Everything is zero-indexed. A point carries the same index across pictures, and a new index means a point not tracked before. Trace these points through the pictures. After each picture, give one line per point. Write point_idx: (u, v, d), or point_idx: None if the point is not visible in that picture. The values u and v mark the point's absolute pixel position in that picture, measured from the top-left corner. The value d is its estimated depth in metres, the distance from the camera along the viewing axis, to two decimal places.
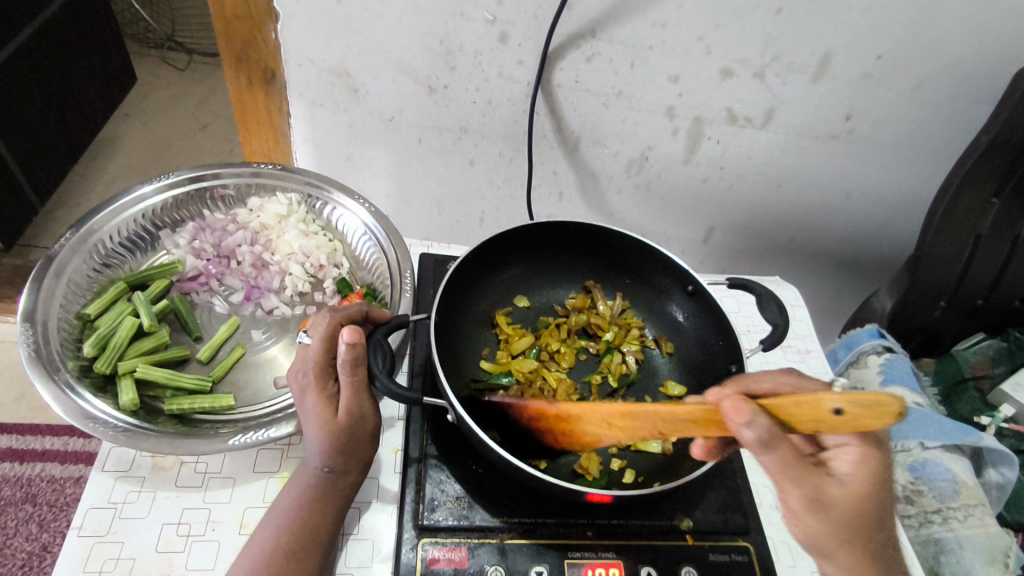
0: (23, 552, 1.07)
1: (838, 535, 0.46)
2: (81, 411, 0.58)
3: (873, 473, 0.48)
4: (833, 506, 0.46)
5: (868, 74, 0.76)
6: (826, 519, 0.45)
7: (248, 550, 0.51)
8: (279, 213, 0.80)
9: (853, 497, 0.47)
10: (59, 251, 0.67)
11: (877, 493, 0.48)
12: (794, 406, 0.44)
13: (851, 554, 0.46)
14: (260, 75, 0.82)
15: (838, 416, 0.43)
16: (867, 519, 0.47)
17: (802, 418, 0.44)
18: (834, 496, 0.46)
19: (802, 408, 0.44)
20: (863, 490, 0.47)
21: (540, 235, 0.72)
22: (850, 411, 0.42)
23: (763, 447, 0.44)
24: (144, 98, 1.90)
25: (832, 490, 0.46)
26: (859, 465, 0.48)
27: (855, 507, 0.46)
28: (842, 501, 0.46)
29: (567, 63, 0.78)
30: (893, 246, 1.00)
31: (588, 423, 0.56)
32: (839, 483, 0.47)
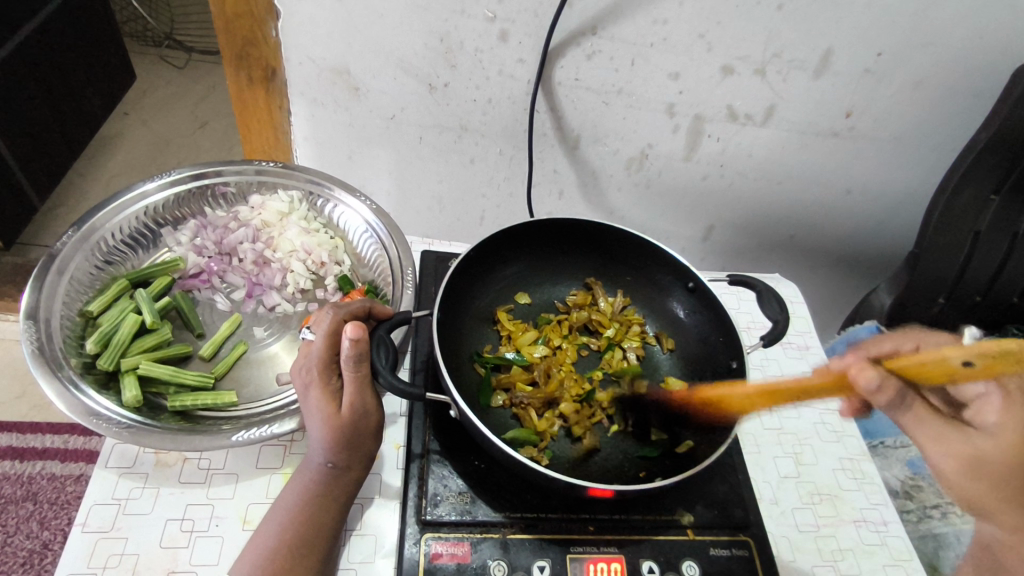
0: (24, 550, 1.07)
1: (996, 490, 0.52)
2: (85, 408, 0.58)
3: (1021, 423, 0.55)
4: (987, 459, 0.53)
5: (867, 71, 0.76)
6: (979, 471, 0.52)
7: (252, 545, 0.51)
8: (280, 210, 0.80)
9: (1002, 450, 0.53)
10: (62, 249, 0.67)
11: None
12: (920, 365, 0.51)
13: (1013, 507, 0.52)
14: (261, 74, 0.82)
15: (969, 368, 0.48)
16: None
17: (936, 375, 0.50)
18: (986, 450, 0.53)
19: (929, 366, 0.50)
20: (1013, 442, 0.53)
21: (540, 232, 0.73)
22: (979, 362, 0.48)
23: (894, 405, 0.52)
24: (144, 97, 1.90)
25: (982, 444, 0.53)
26: (1001, 415, 0.56)
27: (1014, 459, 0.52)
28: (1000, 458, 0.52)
29: (567, 61, 0.78)
30: (892, 242, 1.01)
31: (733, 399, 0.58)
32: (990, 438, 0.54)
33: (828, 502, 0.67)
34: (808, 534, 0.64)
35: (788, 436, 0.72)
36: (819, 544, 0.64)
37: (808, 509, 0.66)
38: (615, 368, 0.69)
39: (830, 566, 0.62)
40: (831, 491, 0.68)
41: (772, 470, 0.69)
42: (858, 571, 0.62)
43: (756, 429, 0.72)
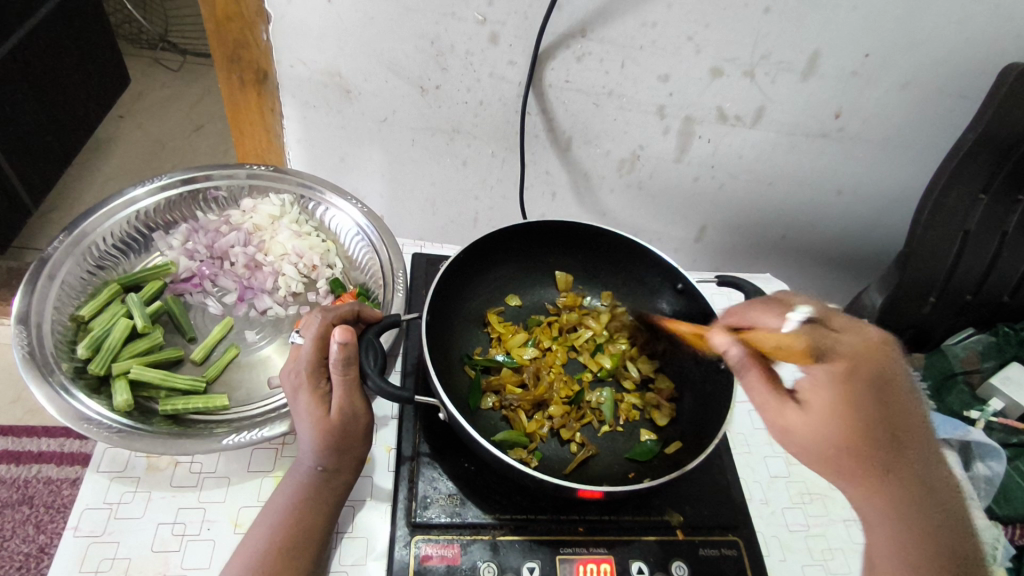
0: (20, 554, 1.07)
1: (814, 457, 0.49)
2: (76, 412, 0.58)
3: (833, 395, 0.49)
4: (797, 432, 0.49)
5: (856, 73, 0.77)
6: (797, 443, 0.49)
7: (242, 549, 0.51)
8: (271, 213, 0.80)
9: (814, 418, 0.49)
10: (53, 254, 0.68)
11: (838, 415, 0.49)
12: (760, 340, 0.54)
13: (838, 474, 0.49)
14: (252, 76, 0.82)
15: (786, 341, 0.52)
16: (845, 441, 0.48)
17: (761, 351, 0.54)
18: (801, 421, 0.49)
19: (768, 342, 0.53)
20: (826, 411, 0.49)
21: (528, 234, 0.73)
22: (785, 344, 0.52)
23: (737, 369, 0.53)
24: (139, 100, 1.90)
25: (793, 418, 0.49)
26: (817, 387, 0.50)
27: (824, 434, 0.48)
28: (808, 430, 0.49)
29: (557, 63, 0.79)
30: (883, 241, 1.01)
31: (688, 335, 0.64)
32: (801, 409, 0.50)
33: (818, 501, 0.67)
34: (799, 534, 0.65)
35: None
36: (810, 544, 0.64)
37: (799, 508, 0.67)
38: (608, 369, 0.69)
39: (820, 565, 0.62)
40: (822, 490, 0.68)
41: (762, 470, 0.69)
42: (848, 570, 0.62)
43: (746, 429, 0.73)
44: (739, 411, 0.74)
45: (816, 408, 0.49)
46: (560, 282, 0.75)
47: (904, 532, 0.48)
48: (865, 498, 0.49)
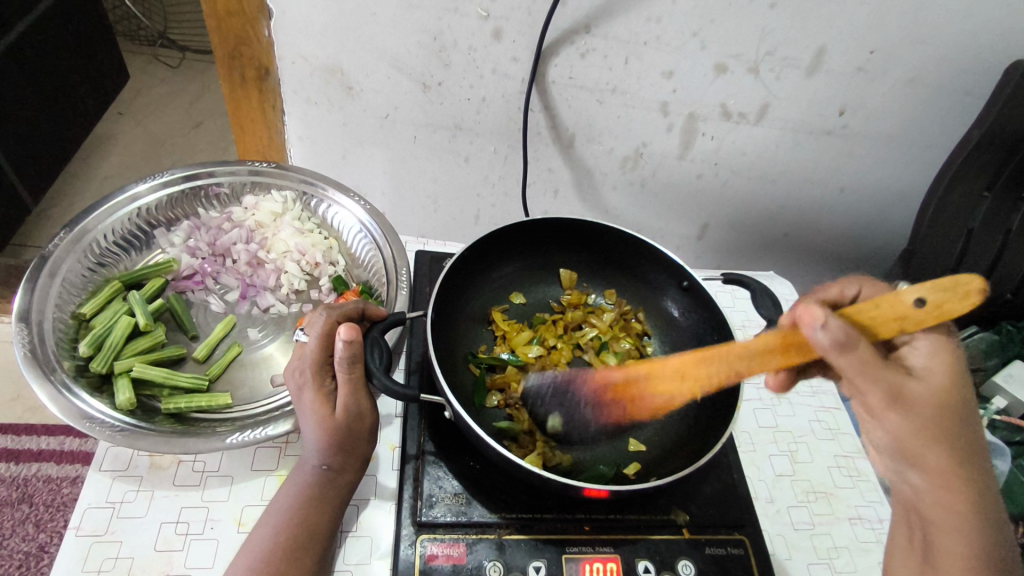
0: (20, 553, 1.07)
1: (925, 433, 0.45)
2: (78, 411, 0.58)
3: (948, 369, 0.47)
4: (916, 404, 0.45)
5: (861, 69, 0.76)
6: (910, 418, 0.45)
7: (247, 549, 0.51)
8: (274, 211, 0.80)
9: (930, 390, 0.46)
10: (53, 251, 0.67)
11: (952, 388, 0.46)
12: (874, 307, 0.45)
13: (940, 456, 0.46)
14: (253, 72, 0.82)
15: (920, 309, 0.43)
16: (952, 417, 0.46)
17: (883, 319, 0.45)
18: (918, 394, 0.45)
19: (884, 307, 0.45)
20: (940, 387, 0.46)
21: (533, 231, 0.72)
22: (933, 298, 0.43)
23: (840, 350, 0.43)
24: (138, 97, 1.89)
25: (912, 388, 0.45)
26: (932, 358, 0.47)
27: (941, 408, 0.45)
28: (923, 402, 0.45)
29: (561, 60, 0.78)
30: (886, 239, 1.01)
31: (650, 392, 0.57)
32: (918, 380, 0.46)
33: (823, 499, 0.67)
34: (803, 532, 0.64)
35: (783, 434, 0.73)
36: (815, 542, 0.64)
37: (804, 507, 0.67)
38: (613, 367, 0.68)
39: (826, 563, 0.62)
40: (827, 489, 0.68)
41: (767, 468, 0.69)
42: (853, 569, 0.62)
43: (751, 427, 0.73)
44: (745, 409, 0.74)
45: (933, 380, 0.47)
46: (565, 279, 0.74)
47: (977, 531, 0.47)
48: (952, 492, 0.47)
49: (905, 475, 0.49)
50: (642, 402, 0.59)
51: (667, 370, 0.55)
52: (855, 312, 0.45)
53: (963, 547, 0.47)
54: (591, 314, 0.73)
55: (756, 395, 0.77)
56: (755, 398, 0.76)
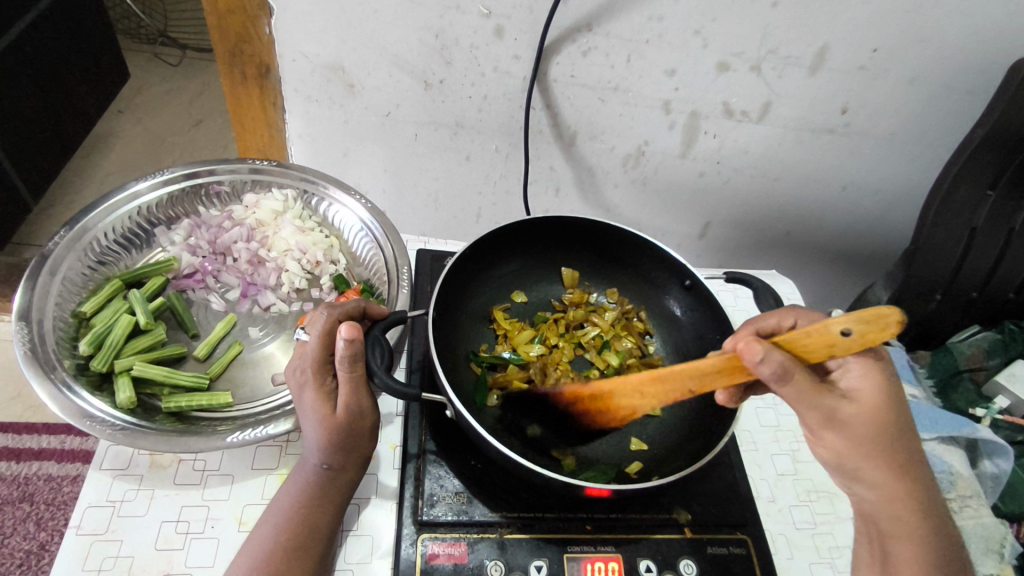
0: (21, 552, 1.06)
1: (861, 450, 0.48)
2: (78, 410, 0.57)
3: (879, 387, 0.49)
4: (850, 425, 0.48)
5: (864, 67, 0.76)
6: (846, 438, 0.48)
7: (247, 548, 0.51)
8: (275, 209, 0.79)
9: (863, 411, 0.48)
10: (54, 250, 0.67)
11: (884, 406, 0.48)
12: (805, 335, 0.45)
13: (877, 471, 0.49)
14: (254, 70, 0.82)
15: (847, 337, 0.44)
16: (885, 435, 0.48)
17: (816, 346, 0.45)
18: (851, 416, 0.48)
19: (814, 335, 0.45)
20: (874, 408, 0.48)
21: (534, 230, 0.72)
22: (858, 329, 0.43)
23: (779, 380, 0.44)
24: (138, 95, 1.89)
25: (846, 410, 0.48)
26: (865, 377, 0.49)
27: (877, 426, 0.48)
28: (859, 423, 0.48)
29: (563, 58, 0.78)
30: (888, 238, 1.01)
31: (623, 398, 0.58)
32: (851, 400, 0.48)
33: (825, 499, 0.67)
34: (806, 532, 0.64)
35: (785, 434, 0.73)
36: (817, 542, 0.64)
37: (806, 506, 0.67)
38: (615, 366, 0.67)
39: (828, 563, 0.62)
40: (829, 488, 0.68)
41: (769, 467, 0.69)
42: None
43: (753, 427, 0.73)
44: (747, 409, 0.74)
45: (866, 401, 0.48)
46: (566, 278, 0.74)
47: (926, 536, 0.50)
48: (894, 501, 0.50)
49: (852, 487, 0.52)
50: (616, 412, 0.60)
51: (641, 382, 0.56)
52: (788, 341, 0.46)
53: (913, 554, 0.49)
54: (593, 313, 0.72)
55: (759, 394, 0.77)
56: (757, 398, 0.76)
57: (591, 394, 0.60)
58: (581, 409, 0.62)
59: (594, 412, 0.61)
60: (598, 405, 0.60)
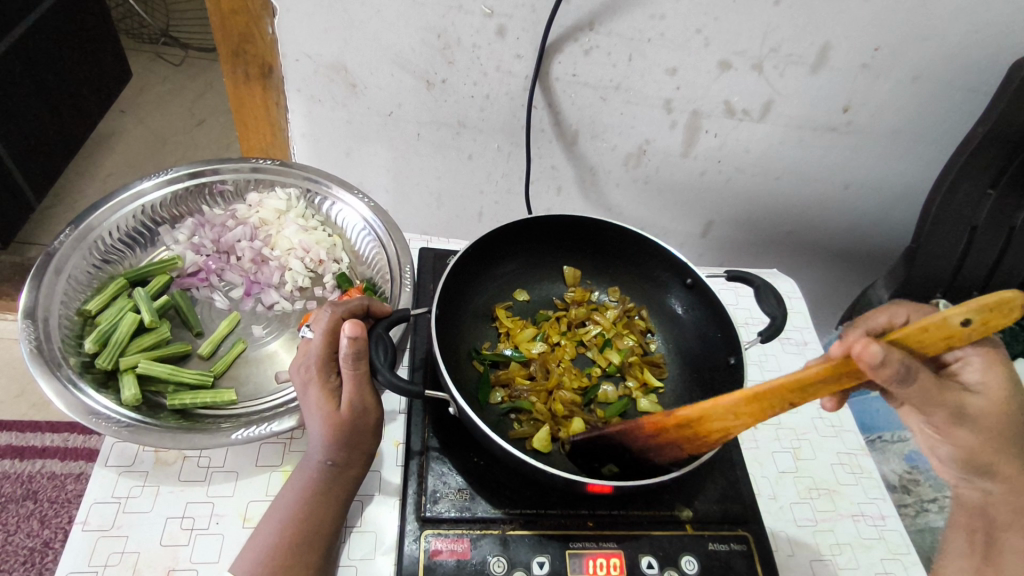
0: (25, 549, 1.07)
1: (989, 445, 0.54)
2: (85, 407, 0.58)
3: (1004, 380, 0.53)
4: (978, 420, 0.52)
5: (865, 66, 0.76)
6: (975, 433, 0.53)
7: (252, 543, 0.52)
8: (278, 208, 0.80)
9: (991, 407, 0.52)
10: (59, 248, 0.67)
11: (1007, 398, 0.53)
12: (922, 330, 0.44)
13: (1010, 464, 0.54)
14: (258, 70, 0.82)
15: (967, 326, 0.43)
16: (1007, 427, 0.53)
17: (932, 338, 0.44)
18: (980, 411, 0.52)
19: (930, 329, 0.44)
20: (1000, 401, 0.53)
21: (538, 228, 0.73)
22: (979, 317, 0.42)
23: (902, 380, 0.44)
24: (141, 94, 1.90)
25: (972, 405, 0.52)
26: (986, 373, 0.53)
27: (1000, 418, 0.53)
28: (984, 417, 0.53)
29: (565, 57, 0.78)
30: (889, 236, 1.01)
31: (716, 420, 0.51)
32: (977, 396, 0.53)
33: (825, 497, 0.70)
34: (806, 529, 0.67)
35: (785, 431, 0.75)
36: (817, 538, 0.66)
37: (806, 504, 0.69)
38: (616, 364, 0.68)
39: (828, 559, 0.65)
40: (828, 486, 0.71)
41: (770, 465, 0.72)
42: (855, 565, 0.65)
43: (754, 424, 0.76)
44: None
45: (993, 396, 0.53)
46: (568, 277, 0.74)
47: None
48: (1017, 494, 0.55)
49: (975, 481, 0.57)
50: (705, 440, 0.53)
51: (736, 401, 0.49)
52: (901, 338, 0.44)
53: None
54: (594, 311, 0.73)
55: None
56: None
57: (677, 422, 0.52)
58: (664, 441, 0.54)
59: (682, 440, 0.53)
60: (684, 433, 0.52)
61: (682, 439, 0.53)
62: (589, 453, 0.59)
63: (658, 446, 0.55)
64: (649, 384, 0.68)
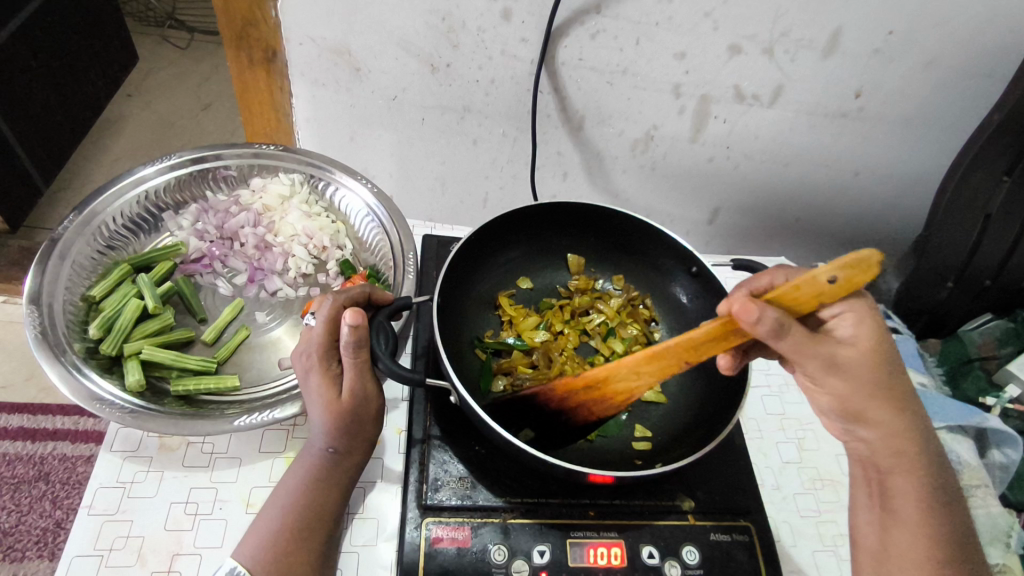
0: (37, 529, 1.09)
1: (864, 390, 0.51)
2: (88, 392, 0.58)
3: (874, 329, 0.51)
4: (850, 368, 0.51)
5: (877, 50, 0.75)
6: (848, 380, 0.51)
7: (255, 528, 0.52)
8: (281, 193, 0.79)
9: (862, 355, 0.51)
10: (63, 234, 0.67)
11: (881, 343, 0.51)
12: (794, 289, 0.47)
13: (880, 408, 0.52)
14: (262, 54, 0.81)
15: (833, 284, 0.46)
16: (884, 370, 0.51)
17: (804, 297, 0.48)
18: (848, 358, 0.50)
19: (802, 288, 0.47)
20: (870, 348, 0.51)
21: (540, 215, 0.72)
22: (843, 275, 0.46)
23: (775, 335, 0.47)
24: (148, 79, 1.89)
25: (844, 355, 0.50)
26: (858, 327, 0.51)
27: (874, 365, 0.51)
28: (858, 365, 0.51)
29: (571, 40, 0.77)
30: (900, 223, 0.99)
31: (620, 380, 0.57)
32: (849, 347, 0.51)
33: (831, 487, 0.70)
34: (810, 519, 0.67)
35: (791, 422, 0.75)
36: (821, 529, 0.66)
37: (811, 494, 0.69)
38: (620, 353, 0.67)
39: (831, 550, 0.65)
40: (833, 476, 0.71)
41: (775, 455, 0.72)
42: None
43: (759, 415, 0.75)
44: (752, 396, 0.77)
45: (864, 345, 0.51)
46: (572, 265, 0.74)
47: (926, 475, 0.52)
48: (900, 438, 0.52)
49: (853, 431, 0.54)
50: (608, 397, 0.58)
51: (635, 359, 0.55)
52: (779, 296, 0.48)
53: (916, 490, 0.52)
54: (598, 300, 0.72)
55: (765, 382, 0.79)
56: (763, 385, 0.78)
57: (585, 385, 0.58)
58: (574, 402, 0.59)
59: (588, 402, 0.58)
60: (593, 394, 0.58)
61: (588, 399, 0.58)
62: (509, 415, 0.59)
63: (569, 411, 0.59)
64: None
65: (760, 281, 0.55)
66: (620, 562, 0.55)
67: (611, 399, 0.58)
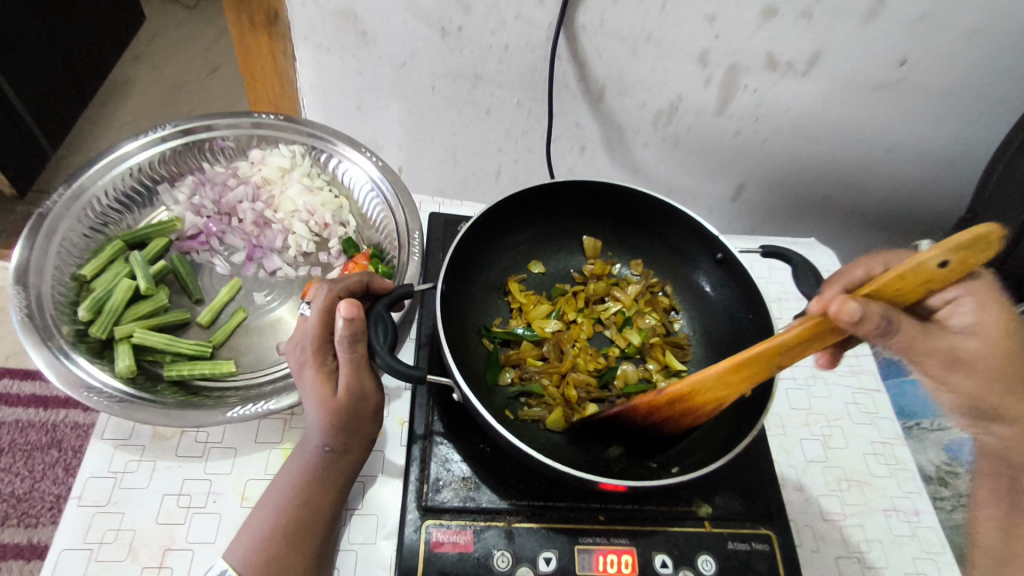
0: (51, 495, 1.09)
1: (992, 386, 0.48)
2: (76, 380, 0.56)
3: (995, 318, 0.48)
4: (974, 362, 0.47)
5: (927, 14, 0.67)
6: (974, 375, 0.48)
7: (247, 528, 0.49)
8: (281, 166, 0.75)
9: (983, 346, 0.48)
10: (49, 210, 0.64)
11: (1008, 330, 0.48)
12: (897, 278, 0.43)
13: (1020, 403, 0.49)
14: (263, 17, 0.76)
15: (944, 269, 0.42)
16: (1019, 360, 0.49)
17: (912, 286, 0.43)
18: (968, 350, 0.47)
19: (908, 276, 0.43)
20: (995, 336, 0.48)
21: (554, 195, 0.67)
22: (957, 258, 0.41)
23: (883, 334, 0.42)
24: (156, 40, 1.84)
25: (966, 349, 0.47)
26: (980, 313, 0.49)
27: (1000, 357, 0.48)
28: (983, 358, 0.48)
29: (591, 3, 0.71)
30: (943, 204, 0.93)
31: (706, 393, 0.50)
32: (969, 338, 0.48)
33: (856, 489, 0.66)
34: (833, 523, 0.63)
35: (816, 417, 0.71)
36: (845, 534, 0.63)
37: (834, 496, 0.65)
38: (637, 345, 0.63)
39: (854, 557, 0.61)
40: (859, 477, 0.67)
41: (798, 453, 0.68)
42: (883, 564, 0.61)
43: (784, 410, 0.71)
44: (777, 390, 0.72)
45: (988, 334, 0.48)
46: (588, 248, 0.69)
47: None
48: None
49: (986, 428, 0.51)
50: (696, 412, 0.52)
51: (714, 373, 0.48)
52: (877, 289, 0.43)
53: None
54: (615, 286, 0.67)
55: (789, 374, 0.75)
56: (788, 377, 0.74)
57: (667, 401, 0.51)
58: (660, 417, 0.53)
59: (673, 416, 0.52)
60: (677, 409, 0.52)
61: (674, 413, 0.52)
62: (592, 435, 0.56)
63: (655, 423, 0.54)
64: (670, 367, 0.62)
65: (855, 272, 0.51)
66: (630, 571, 0.52)
67: (698, 412, 0.52)
